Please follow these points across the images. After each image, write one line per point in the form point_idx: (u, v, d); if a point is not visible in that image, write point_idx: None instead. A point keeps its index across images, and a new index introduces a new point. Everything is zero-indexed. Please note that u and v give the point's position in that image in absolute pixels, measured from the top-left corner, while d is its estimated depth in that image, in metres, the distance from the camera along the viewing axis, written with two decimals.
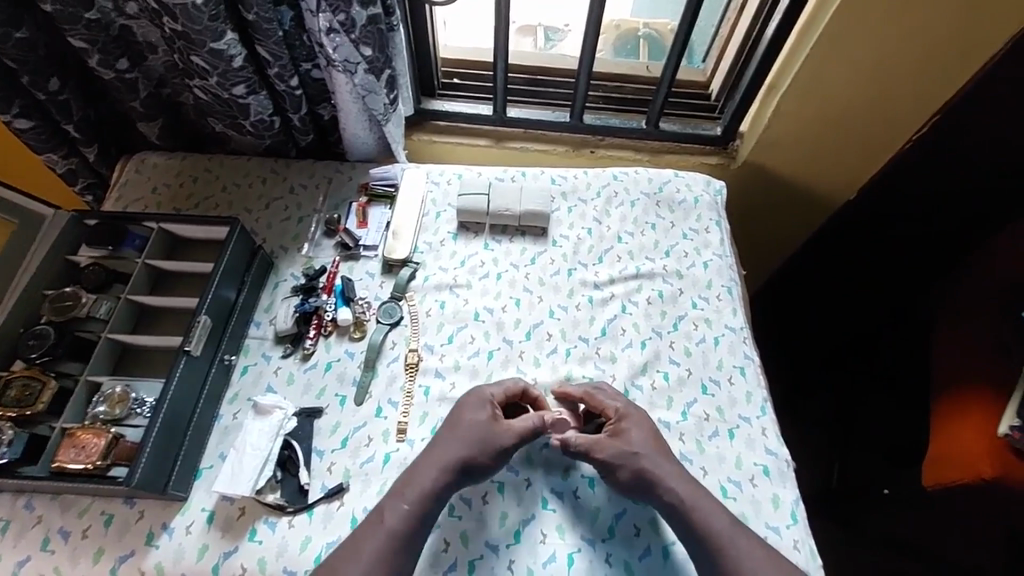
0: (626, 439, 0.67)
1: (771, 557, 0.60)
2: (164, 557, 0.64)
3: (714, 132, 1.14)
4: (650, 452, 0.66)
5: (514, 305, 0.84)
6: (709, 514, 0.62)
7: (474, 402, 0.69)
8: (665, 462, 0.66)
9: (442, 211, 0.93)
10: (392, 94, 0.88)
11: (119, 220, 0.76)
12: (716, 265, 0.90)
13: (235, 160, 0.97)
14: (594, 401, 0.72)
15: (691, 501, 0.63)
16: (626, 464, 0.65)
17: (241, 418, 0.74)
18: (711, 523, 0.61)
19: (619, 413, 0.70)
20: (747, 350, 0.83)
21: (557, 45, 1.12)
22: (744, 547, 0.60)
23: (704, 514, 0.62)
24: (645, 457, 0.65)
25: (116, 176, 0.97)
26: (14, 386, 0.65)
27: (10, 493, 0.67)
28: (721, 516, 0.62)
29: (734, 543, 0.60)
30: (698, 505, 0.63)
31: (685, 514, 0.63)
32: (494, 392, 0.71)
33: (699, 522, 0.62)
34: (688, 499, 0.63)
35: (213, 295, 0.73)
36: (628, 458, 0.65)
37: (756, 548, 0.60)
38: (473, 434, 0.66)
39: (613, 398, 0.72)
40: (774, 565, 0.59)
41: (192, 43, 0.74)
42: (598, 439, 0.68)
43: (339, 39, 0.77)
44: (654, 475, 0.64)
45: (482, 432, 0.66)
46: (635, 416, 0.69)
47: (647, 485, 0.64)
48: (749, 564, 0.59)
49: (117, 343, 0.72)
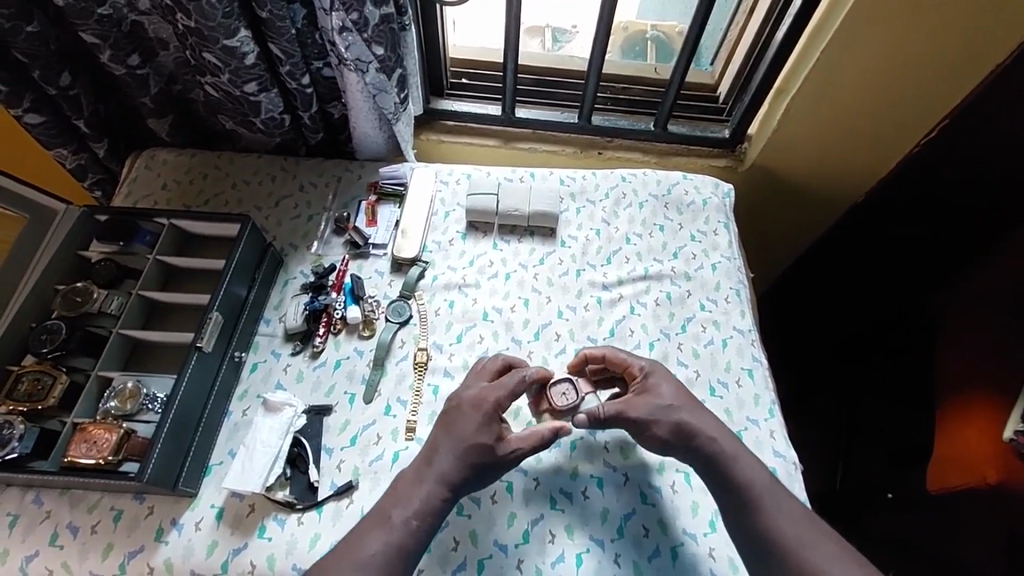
0: (657, 394, 0.68)
1: (811, 522, 0.60)
2: (173, 553, 0.64)
3: (722, 135, 1.14)
4: (684, 405, 0.67)
5: (523, 305, 0.85)
6: (748, 468, 0.63)
7: (472, 409, 0.66)
8: (700, 414, 0.67)
9: (451, 211, 0.93)
10: (402, 94, 0.88)
11: (131, 217, 0.75)
12: (725, 267, 0.91)
13: (245, 157, 0.97)
14: (616, 362, 0.73)
15: (731, 454, 0.64)
16: (664, 419, 0.66)
17: (251, 415, 0.74)
18: (748, 477, 0.62)
19: (646, 370, 0.70)
20: (755, 353, 0.84)
21: (565, 46, 1.12)
22: (781, 507, 0.61)
23: (743, 469, 0.63)
24: (683, 410, 0.66)
25: (125, 171, 0.97)
26: (24, 380, 0.65)
27: (19, 487, 0.67)
28: (759, 474, 0.63)
29: (766, 504, 0.61)
30: (738, 459, 0.64)
31: (723, 466, 0.63)
32: (497, 394, 0.67)
33: (737, 476, 0.62)
34: (729, 453, 0.64)
35: (224, 291, 0.73)
36: (663, 413, 0.66)
37: (791, 507, 0.61)
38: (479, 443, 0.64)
39: (636, 357, 0.73)
40: (806, 524, 0.60)
41: (204, 40, 0.75)
42: (631, 398, 0.68)
43: (351, 37, 0.78)
44: (695, 428, 0.65)
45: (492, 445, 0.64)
46: (660, 371, 0.70)
47: (688, 437, 0.65)
48: (782, 524, 0.60)
49: (127, 338, 0.72)
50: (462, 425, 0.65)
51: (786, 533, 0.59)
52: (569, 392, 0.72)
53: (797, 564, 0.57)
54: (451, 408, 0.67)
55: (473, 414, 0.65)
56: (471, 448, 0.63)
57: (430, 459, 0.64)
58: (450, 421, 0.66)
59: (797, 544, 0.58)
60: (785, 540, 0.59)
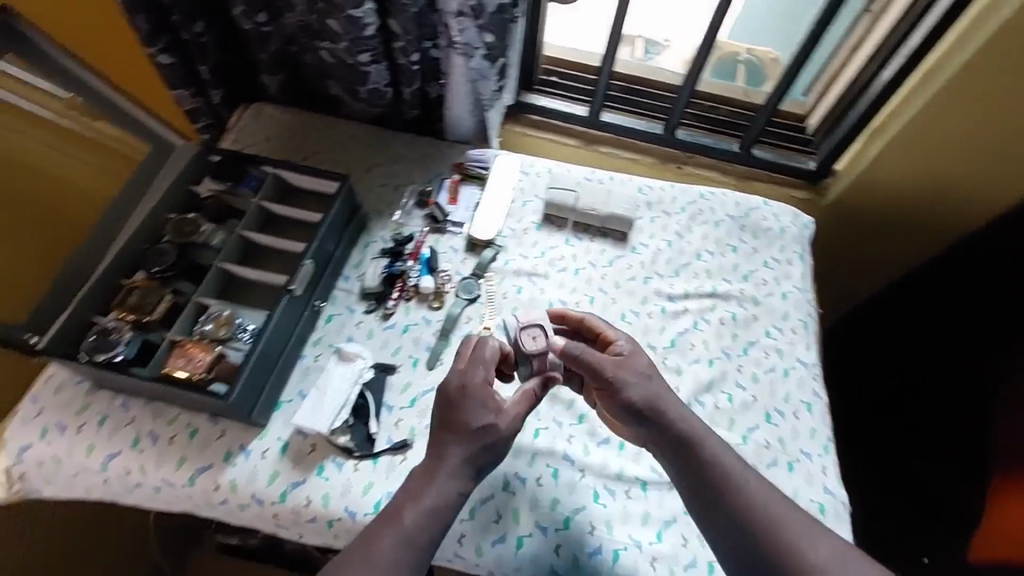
0: (636, 360, 0.68)
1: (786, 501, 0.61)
2: (239, 476, 0.68)
3: (808, 166, 1.13)
4: (656, 376, 0.68)
5: (587, 302, 0.87)
6: (717, 447, 0.63)
7: (460, 397, 0.62)
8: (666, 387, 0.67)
9: (529, 201, 0.95)
10: (499, 82, 0.94)
11: (242, 161, 0.81)
12: (795, 297, 0.90)
13: (343, 123, 1.02)
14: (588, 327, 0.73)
15: (699, 432, 0.64)
16: (637, 386, 0.66)
17: (323, 361, 0.77)
18: (717, 455, 0.62)
19: (622, 337, 0.71)
20: (816, 387, 0.82)
21: (655, 59, 1.16)
22: (755, 487, 0.61)
23: (711, 448, 0.63)
24: (653, 381, 0.67)
25: (232, 121, 1.03)
26: (135, 293, 0.72)
27: (110, 391, 0.73)
28: (728, 453, 0.63)
29: (739, 481, 0.61)
30: (707, 437, 0.64)
31: (695, 444, 0.63)
32: (478, 375, 0.63)
33: (707, 455, 0.62)
34: (698, 431, 0.64)
35: (317, 244, 0.77)
36: (639, 379, 0.66)
37: (765, 486, 0.61)
38: (478, 434, 0.61)
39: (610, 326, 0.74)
40: (779, 502, 0.60)
41: (333, 7, 0.81)
42: (612, 360, 0.67)
43: (465, 22, 0.82)
44: (664, 402, 0.65)
45: (489, 431, 0.61)
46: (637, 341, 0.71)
47: (656, 410, 0.65)
48: (760, 503, 0.59)
49: (225, 272, 0.77)
50: (458, 415, 0.61)
51: (760, 511, 0.59)
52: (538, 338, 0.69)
53: (780, 542, 0.57)
54: (439, 399, 0.63)
55: (464, 401, 0.62)
56: (473, 434, 0.61)
57: (437, 456, 0.60)
58: (442, 411, 0.62)
59: (771, 523, 0.58)
60: (765, 517, 0.59)
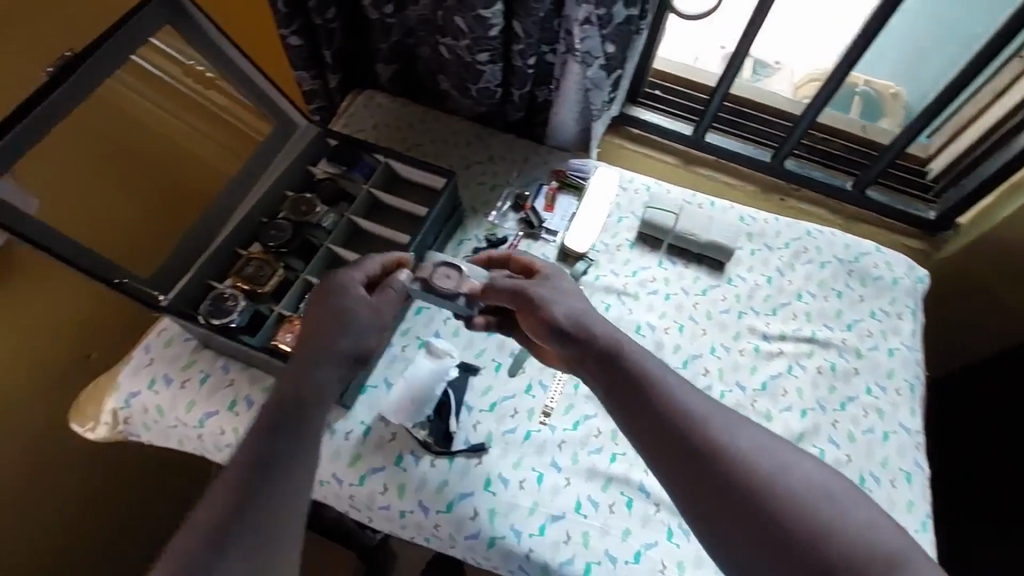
0: (553, 282, 0.67)
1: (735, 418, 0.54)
2: (323, 452, 0.71)
3: (927, 215, 1.05)
4: (576, 297, 0.65)
5: (677, 329, 0.84)
6: (650, 361, 0.58)
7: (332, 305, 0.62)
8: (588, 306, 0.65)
9: (625, 217, 0.93)
10: (612, 94, 0.91)
11: (359, 148, 0.84)
12: (902, 355, 0.83)
13: (448, 118, 1.04)
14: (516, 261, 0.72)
15: (623, 345, 0.59)
16: (551, 300, 0.64)
17: (410, 354, 0.78)
18: (648, 367, 0.57)
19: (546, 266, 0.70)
20: (917, 457, 0.77)
21: (764, 81, 1.11)
22: (692, 403, 0.55)
23: (640, 360, 0.58)
24: (566, 297, 0.65)
25: (344, 106, 1.07)
26: (252, 264, 0.75)
27: (213, 352, 0.77)
28: (664, 369, 0.58)
29: (680, 394, 0.55)
30: (638, 352, 0.59)
31: (623, 357, 0.58)
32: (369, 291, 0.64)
33: (634, 366, 0.57)
34: (624, 345, 0.59)
35: (419, 238, 0.78)
36: (549, 294, 0.64)
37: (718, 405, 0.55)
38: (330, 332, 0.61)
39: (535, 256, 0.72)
40: (729, 420, 0.54)
41: (463, 5, 0.81)
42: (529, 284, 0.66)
43: (591, 31, 0.80)
44: (584, 315, 0.62)
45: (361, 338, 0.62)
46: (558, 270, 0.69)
47: (569, 319, 0.62)
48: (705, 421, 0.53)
49: (332, 254, 0.79)
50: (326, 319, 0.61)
51: (697, 423, 0.53)
52: (450, 276, 0.69)
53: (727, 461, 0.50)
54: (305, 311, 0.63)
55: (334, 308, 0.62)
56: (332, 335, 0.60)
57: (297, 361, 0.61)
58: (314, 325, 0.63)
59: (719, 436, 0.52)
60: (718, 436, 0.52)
